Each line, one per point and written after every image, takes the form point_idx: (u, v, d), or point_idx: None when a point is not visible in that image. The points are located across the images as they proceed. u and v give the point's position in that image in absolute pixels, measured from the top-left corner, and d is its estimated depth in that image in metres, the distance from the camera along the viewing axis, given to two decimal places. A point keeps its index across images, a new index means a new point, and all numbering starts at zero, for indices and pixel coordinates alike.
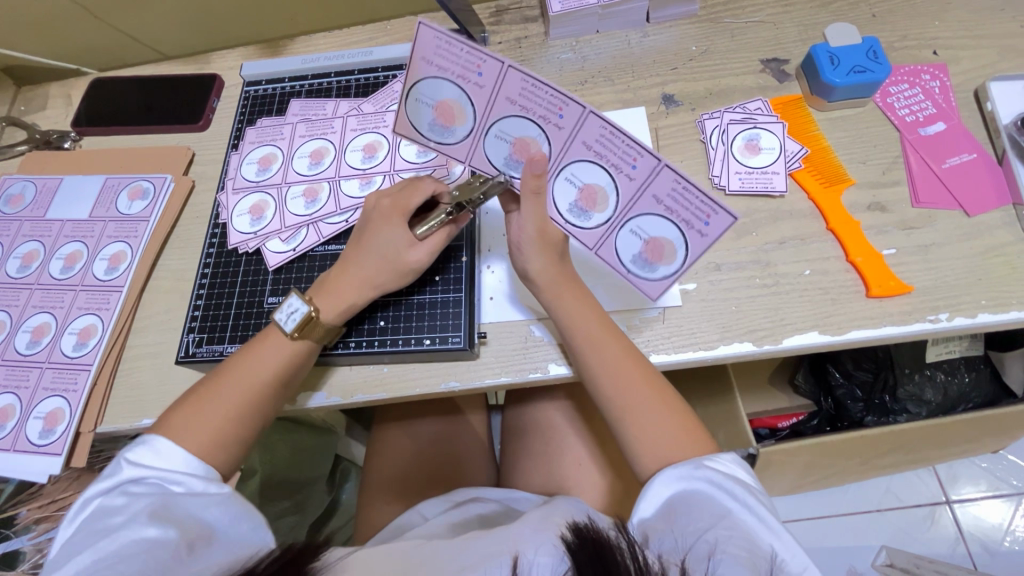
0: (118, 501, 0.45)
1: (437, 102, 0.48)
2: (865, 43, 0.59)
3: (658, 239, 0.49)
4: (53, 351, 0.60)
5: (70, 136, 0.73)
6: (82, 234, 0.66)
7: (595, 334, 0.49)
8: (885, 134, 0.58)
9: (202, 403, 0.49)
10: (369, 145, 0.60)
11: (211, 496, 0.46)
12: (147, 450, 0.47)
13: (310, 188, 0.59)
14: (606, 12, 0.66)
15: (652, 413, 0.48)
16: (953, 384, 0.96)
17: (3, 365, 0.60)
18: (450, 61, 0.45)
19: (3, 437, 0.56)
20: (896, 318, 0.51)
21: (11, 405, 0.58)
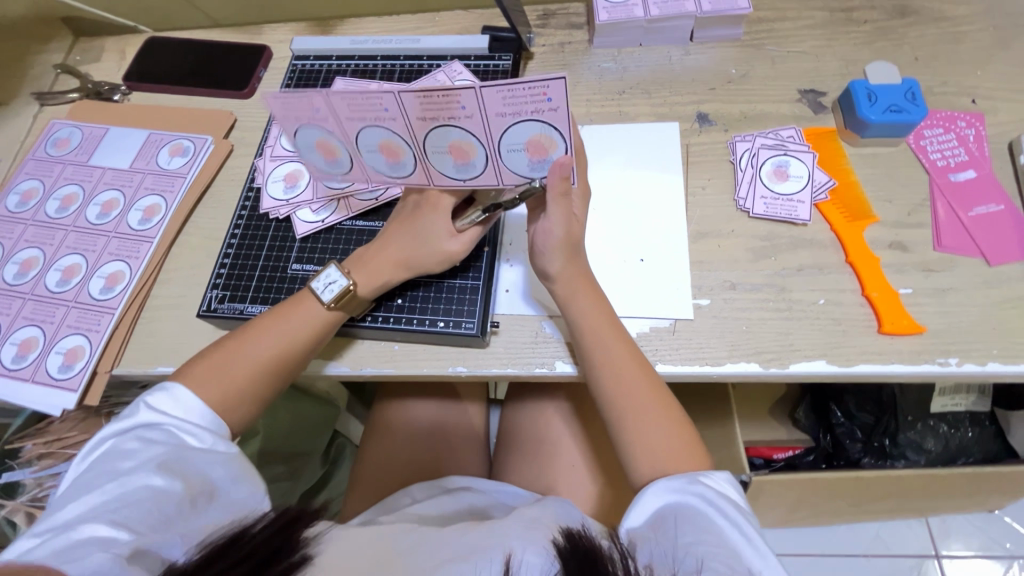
0: (131, 445, 0.47)
1: (377, 146, 0.49)
2: (905, 84, 0.60)
3: (534, 138, 0.45)
4: (81, 291, 0.62)
5: (121, 90, 0.76)
6: (120, 184, 0.68)
7: (601, 334, 0.50)
8: (914, 176, 0.59)
9: (229, 357, 0.52)
10: None
11: (220, 455, 0.48)
12: (166, 397, 0.50)
13: None
14: (652, 27, 0.68)
15: (648, 419, 0.49)
16: (954, 436, 0.96)
17: (32, 299, 0.62)
18: (360, 110, 0.45)
19: (24, 367, 0.58)
20: (905, 356, 0.51)
21: (34, 338, 0.60)
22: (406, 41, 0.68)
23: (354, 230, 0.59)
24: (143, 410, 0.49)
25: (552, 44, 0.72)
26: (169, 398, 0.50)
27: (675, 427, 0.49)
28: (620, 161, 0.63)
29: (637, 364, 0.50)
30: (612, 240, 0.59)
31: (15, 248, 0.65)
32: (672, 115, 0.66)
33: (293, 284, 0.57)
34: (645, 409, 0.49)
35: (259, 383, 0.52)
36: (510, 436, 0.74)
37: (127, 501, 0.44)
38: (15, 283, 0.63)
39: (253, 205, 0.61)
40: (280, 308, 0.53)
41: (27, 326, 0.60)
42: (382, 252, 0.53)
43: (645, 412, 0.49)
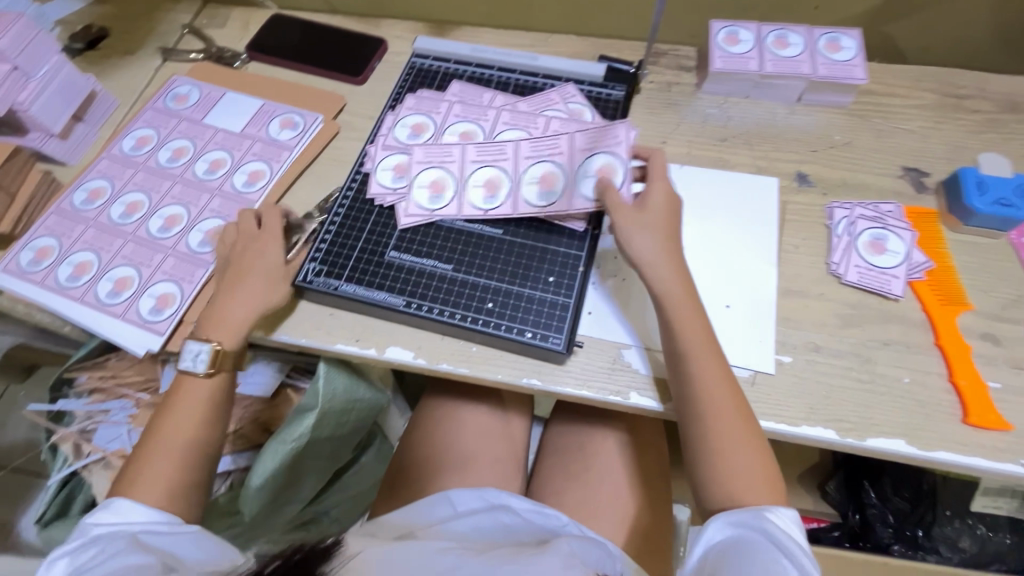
0: (84, 554, 0.45)
1: (539, 178, 0.61)
2: (1016, 180, 0.60)
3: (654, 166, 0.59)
4: (179, 241, 0.64)
5: (241, 58, 0.80)
6: (230, 146, 0.71)
7: (701, 346, 0.50)
8: (1013, 272, 0.58)
9: (152, 445, 0.51)
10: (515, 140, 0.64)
11: (178, 533, 0.48)
12: (108, 513, 0.48)
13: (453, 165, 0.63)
14: (763, 82, 0.69)
15: (739, 443, 0.48)
16: (992, 540, 0.93)
17: (133, 240, 0.65)
18: (544, 148, 0.62)
19: (117, 304, 0.61)
20: (988, 451, 0.50)
21: (130, 277, 0.62)
22: (525, 57, 0.71)
23: (453, 229, 0.61)
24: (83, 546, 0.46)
25: (659, 82, 0.73)
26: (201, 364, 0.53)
27: (758, 458, 0.48)
28: (716, 206, 0.64)
29: (726, 383, 0.50)
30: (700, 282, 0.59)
31: (124, 190, 0.68)
32: (772, 170, 0.66)
33: (388, 270, 0.59)
34: (730, 428, 0.48)
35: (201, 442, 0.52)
36: (552, 455, 0.74)
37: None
38: (120, 223, 0.66)
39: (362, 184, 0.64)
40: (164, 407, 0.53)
41: (125, 265, 0.63)
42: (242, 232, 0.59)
43: (732, 433, 0.48)
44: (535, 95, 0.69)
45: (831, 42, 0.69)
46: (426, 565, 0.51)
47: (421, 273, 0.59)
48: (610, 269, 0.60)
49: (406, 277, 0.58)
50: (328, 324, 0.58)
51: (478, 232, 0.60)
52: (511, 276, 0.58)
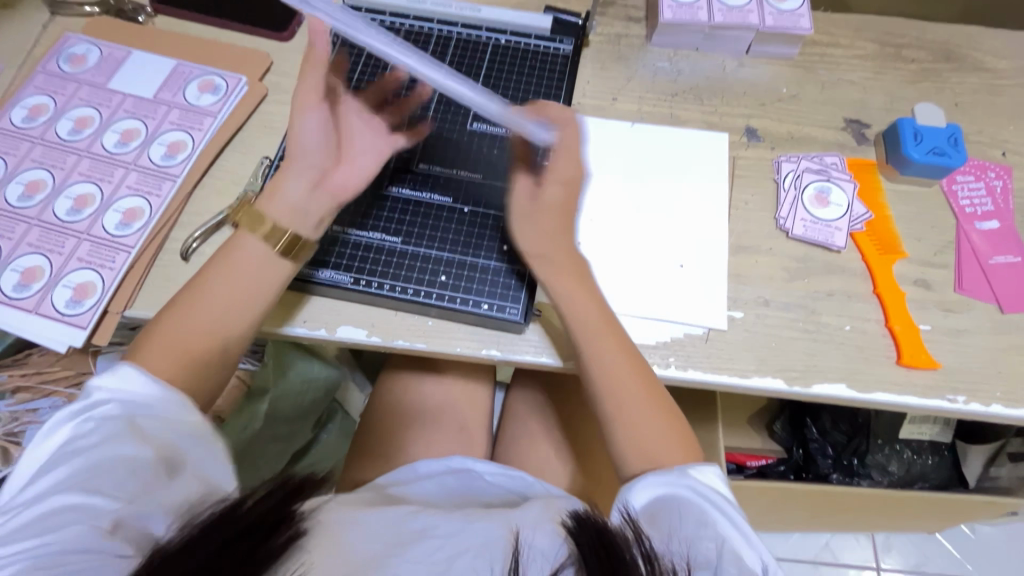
0: (88, 423, 0.43)
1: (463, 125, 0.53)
2: (949, 128, 0.62)
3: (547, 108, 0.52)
4: (94, 224, 0.58)
5: (145, 11, 0.70)
6: (142, 113, 0.64)
7: (600, 334, 0.51)
8: (944, 219, 0.61)
9: (182, 312, 0.48)
10: None
11: (185, 426, 0.45)
12: (117, 370, 0.45)
13: None
14: (712, 33, 0.68)
15: (646, 418, 0.50)
16: (916, 463, 1.02)
17: (38, 225, 0.58)
18: None
19: (27, 297, 0.55)
20: (919, 388, 0.54)
21: (40, 267, 0.56)
22: (465, 8, 0.67)
23: (399, 198, 0.58)
24: (92, 407, 0.44)
25: (609, 34, 0.70)
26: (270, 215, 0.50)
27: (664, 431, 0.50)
28: (669, 164, 0.63)
29: (626, 361, 0.51)
30: (649, 243, 0.59)
31: (20, 170, 0.60)
32: (722, 125, 0.66)
33: (333, 245, 0.56)
34: (637, 404, 0.50)
35: (242, 305, 0.49)
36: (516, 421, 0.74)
37: (98, 473, 0.42)
38: (19, 206, 0.59)
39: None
40: (219, 263, 0.49)
41: (32, 254, 0.57)
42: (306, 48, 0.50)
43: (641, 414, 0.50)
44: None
45: None
46: (396, 529, 0.50)
47: (369, 248, 0.56)
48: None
49: (353, 253, 0.55)
50: (270, 305, 0.54)
51: (427, 202, 0.58)
52: (464, 246, 0.56)
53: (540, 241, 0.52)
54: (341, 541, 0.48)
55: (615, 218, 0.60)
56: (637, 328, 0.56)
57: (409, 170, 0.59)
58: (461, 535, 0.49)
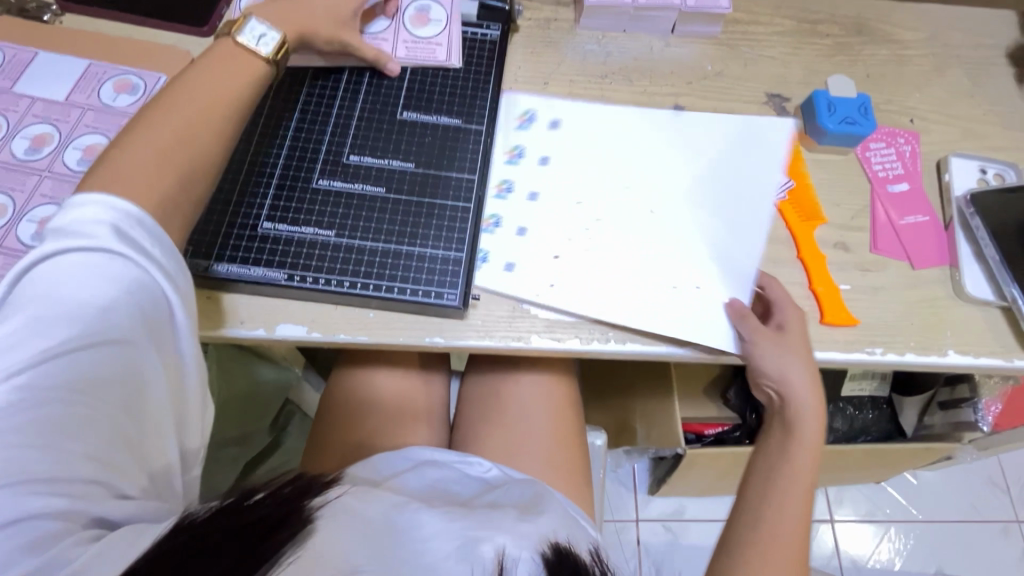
0: (95, 294, 0.41)
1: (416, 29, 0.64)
2: (859, 98, 0.65)
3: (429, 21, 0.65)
4: (8, 235, 0.55)
5: (50, 9, 0.67)
6: (53, 117, 0.61)
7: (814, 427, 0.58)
8: (859, 184, 0.65)
9: (149, 125, 0.47)
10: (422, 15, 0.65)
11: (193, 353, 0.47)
12: (129, 222, 0.43)
13: (419, 15, 0.65)
14: (638, 15, 0.69)
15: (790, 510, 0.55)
16: (858, 418, 1.08)
17: None
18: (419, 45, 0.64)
19: None
20: (841, 344, 0.57)
21: None
22: None
23: (330, 191, 0.57)
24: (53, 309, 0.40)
25: (538, 19, 0.70)
26: (265, 46, 0.53)
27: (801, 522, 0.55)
28: (604, 142, 0.64)
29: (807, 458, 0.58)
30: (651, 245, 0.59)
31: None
32: (652, 104, 0.68)
33: (265, 242, 0.54)
34: (785, 522, 0.54)
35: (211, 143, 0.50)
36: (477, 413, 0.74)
37: (103, 376, 0.41)
38: None
39: (310, 132, 0.59)
40: (191, 99, 0.49)
41: None
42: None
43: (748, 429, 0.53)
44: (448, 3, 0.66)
45: None
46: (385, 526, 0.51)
47: (302, 243, 0.55)
48: (583, 241, 0.59)
49: (287, 248, 0.54)
50: (205, 308, 0.53)
51: (359, 193, 0.57)
52: (399, 235, 0.56)
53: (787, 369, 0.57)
54: (328, 537, 0.46)
55: (552, 199, 0.61)
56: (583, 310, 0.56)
57: (340, 162, 0.58)
58: (444, 538, 0.51)
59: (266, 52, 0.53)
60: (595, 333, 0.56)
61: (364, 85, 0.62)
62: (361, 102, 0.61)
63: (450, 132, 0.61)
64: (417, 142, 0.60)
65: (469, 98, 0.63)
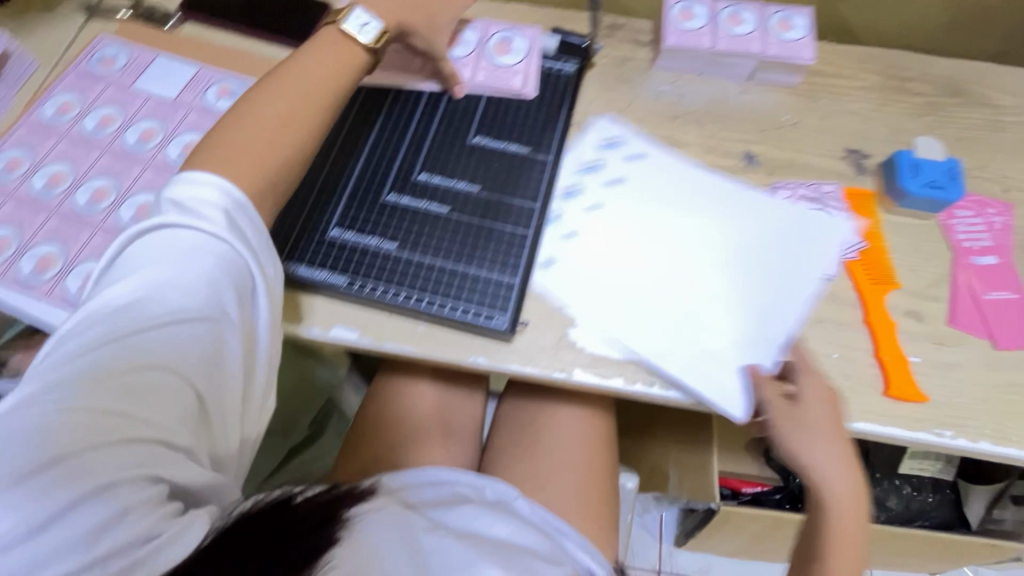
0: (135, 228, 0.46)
1: (495, 43, 0.67)
2: (946, 163, 0.62)
3: (502, 41, 0.67)
4: (159, 155, 0.64)
5: (174, 18, 0.74)
6: (162, 115, 0.67)
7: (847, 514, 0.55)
8: (938, 250, 0.61)
9: None
10: (500, 44, 0.67)
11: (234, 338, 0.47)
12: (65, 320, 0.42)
13: (501, 44, 0.67)
14: (715, 59, 0.69)
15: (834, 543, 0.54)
16: (916, 499, 0.96)
17: (109, 154, 0.64)
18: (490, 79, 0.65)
19: (96, 214, 0.61)
20: (902, 421, 0.54)
21: (108, 188, 0.62)
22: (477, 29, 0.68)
23: (398, 206, 0.59)
24: (249, 206, 0.48)
25: (614, 56, 0.72)
26: (368, 33, 0.56)
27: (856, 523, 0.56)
28: (682, 195, 0.63)
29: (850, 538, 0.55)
30: (738, 289, 0.58)
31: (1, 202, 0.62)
32: (720, 150, 0.67)
33: (370, 258, 0.57)
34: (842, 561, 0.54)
35: (333, 99, 0.54)
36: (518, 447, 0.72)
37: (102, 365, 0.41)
38: (92, 136, 0.65)
39: (318, 144, 0.62)
40: None
41: (101, 177, 0.63)
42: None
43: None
44: (542, 79, 0.67)
45: (783, 20, 0.68)
46: None
47: (365, 252, 0.57)
48: None
49: (381, 270, 0.56)
50: None
51: (423, 211, 0.59)
52: (455, 255, 0.57)
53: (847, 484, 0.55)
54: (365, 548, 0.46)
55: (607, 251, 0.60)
56: (620, 346, 0.56)
57: (409, 180, 0.61)
58: None
59: (365, 40, 0.56)
60: (637, 374, 0.55)
61: (425, 103, 0.65)
62: (427, 117, 0.64)
63: (466, 159, 0.62)
64: (483, 167, 0.62)
65: (536, 128, 0.65)
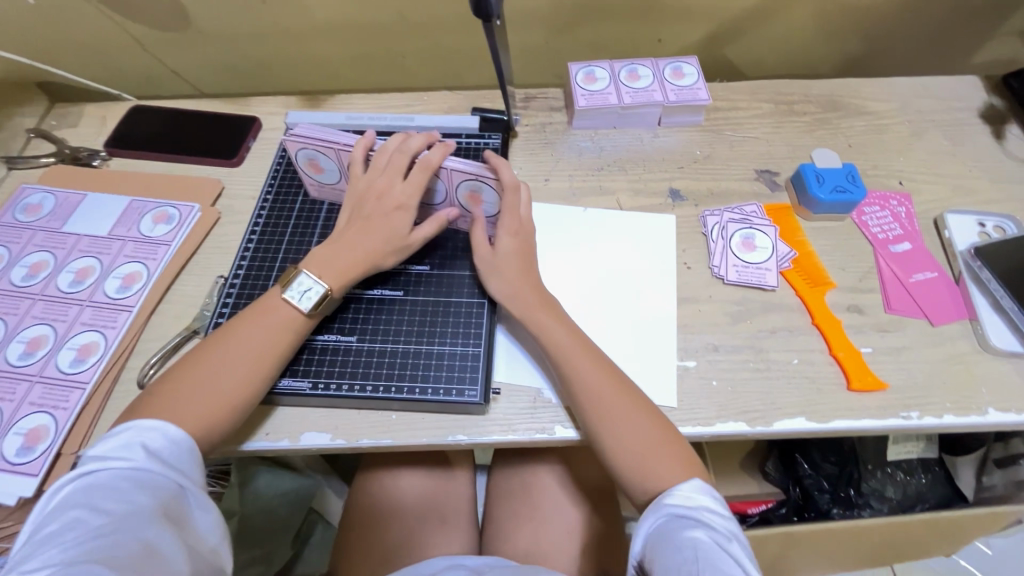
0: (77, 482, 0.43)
1: (469, 196, 0.60)
2: (845, 168, 0.68)
3: (475, 195, 0.60)
4: (96, 291, 0.63)
5: (100, 155, 0.75)
6: (97, 250, 0.66)
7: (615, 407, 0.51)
8: (861, 247, 0.66)
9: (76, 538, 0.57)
10: (473, 197, 0.60)
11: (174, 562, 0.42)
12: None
13: (473, 197, 0.60)
14: (625, 112, 0.75)
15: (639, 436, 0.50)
16: (910, 484, 0.96)
17: (43, 300, 0.62)
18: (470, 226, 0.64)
19: (31, 364, 0.58)
20: (873, 411, 0.56)
21: (44, 335, 0.60)
22: (400, 119, 0.72)
23: (352, 297, 0.60)
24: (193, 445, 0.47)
25: (534, 124, 0.77)
26: (309, 300, 0.53)
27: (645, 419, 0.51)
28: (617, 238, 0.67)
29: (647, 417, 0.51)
30: (615, 295, 0.63)
31: None
32: (647, 190, 0.71)
33: (330, 356, 0.56)
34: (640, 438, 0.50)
35: (268, 370, 0.51)
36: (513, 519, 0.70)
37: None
38: (23, 285, 0.63)
39: (264, 256, 0.64)
40: None
41: (36, 325, 0.60)
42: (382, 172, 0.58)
43: (662, 461, 0.49)
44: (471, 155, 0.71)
45: (675, 70, 0.76)
46: None
47: (325, 349, 0.57)
48: None
49: (343, 366, 0.56)
50: None
51: (378, 298, 0.60)
52: (416, 336, 0.57)
53: (556, 332, 0.54)
54: None
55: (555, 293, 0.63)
56: None
57: None
58: None
59: (306, 307, 0.53)
60: None
61: None
62: None
63: None
64: (429, 244, 0.64)
65: None
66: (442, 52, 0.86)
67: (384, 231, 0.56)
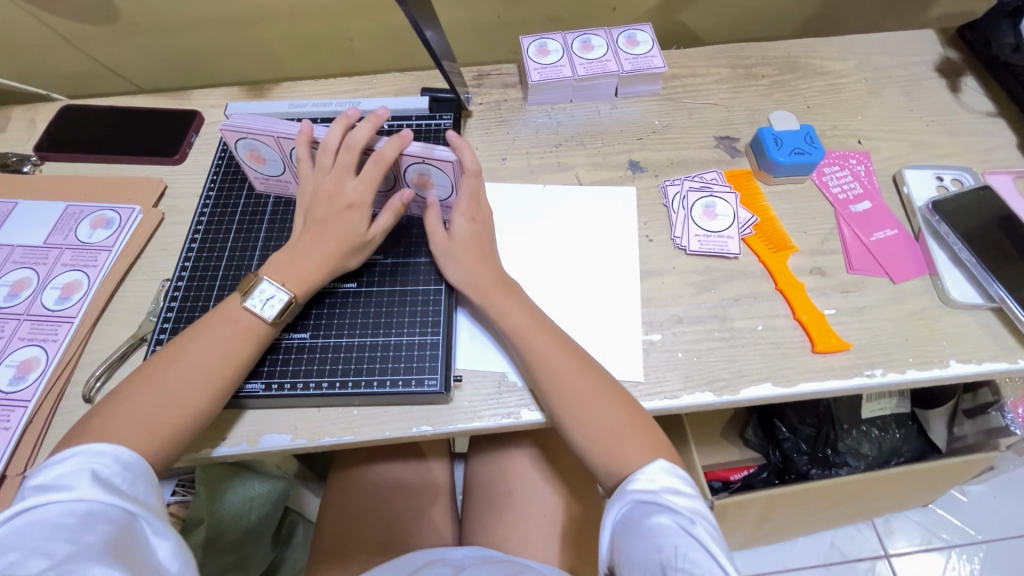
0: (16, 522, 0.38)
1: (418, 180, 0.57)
2: (803, 130, 0.67)
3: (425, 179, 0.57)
4: (33, 304, 0.60)
5: (31, 160, 0.71)
6: (32, 261, 0.62)
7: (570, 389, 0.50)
8: (822, 208, 0.66)
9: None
10: (423, 179, 0.57)
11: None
12: None
13: (423, 179, 0.57)
14: (580, 85, 0.73)
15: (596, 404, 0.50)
16: (886, 439, 0.98)
17: None
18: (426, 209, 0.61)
19: None
20: (838, 372, 0.56)
21: None
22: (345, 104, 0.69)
23: None
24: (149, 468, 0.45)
25: (488, 102, 0.75)
26: (271, 308, 0.51)
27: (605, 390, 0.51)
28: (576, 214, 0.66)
29: (606, 388, 0.51)
30: (576, 272, 0.62)
31: None
32: (607, 164, 0.70)
33: (283, 355, 0.54)
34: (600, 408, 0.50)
35: (229, 382, 0.49)
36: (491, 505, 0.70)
37: None
38: None
39: (210, 255, 0.62)
40: None
41: None
42: (329, 168, 0.54)
43: (626, 444, 0.49)
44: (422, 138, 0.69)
45: (629, 39, 0.74)
46: None
47: (278, 349, 0.54)
48: None
49: (298, 365, 0.54)
50: None
51: (331, 291, 0.58)
52: (373, 328, 0.56)
53: (517, 315, 0.53)
54: None
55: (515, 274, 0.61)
56: None
57: None
58: None
59: (269, 316, 0.51)
60: None
61: None
62: None
63: None
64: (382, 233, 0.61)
65: None
66: (389, 32, 0.83)
67: (339, 231, 0.54)
